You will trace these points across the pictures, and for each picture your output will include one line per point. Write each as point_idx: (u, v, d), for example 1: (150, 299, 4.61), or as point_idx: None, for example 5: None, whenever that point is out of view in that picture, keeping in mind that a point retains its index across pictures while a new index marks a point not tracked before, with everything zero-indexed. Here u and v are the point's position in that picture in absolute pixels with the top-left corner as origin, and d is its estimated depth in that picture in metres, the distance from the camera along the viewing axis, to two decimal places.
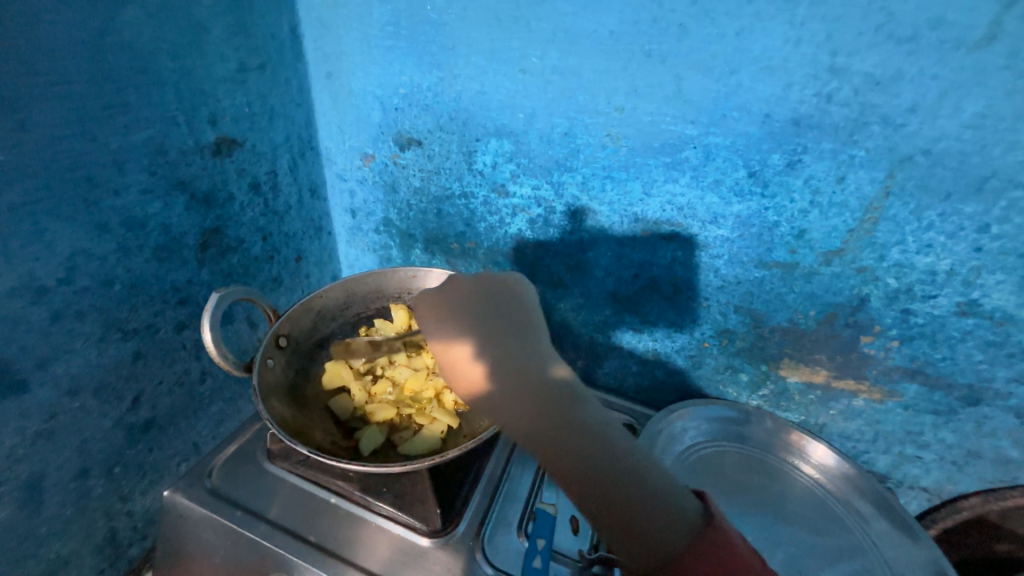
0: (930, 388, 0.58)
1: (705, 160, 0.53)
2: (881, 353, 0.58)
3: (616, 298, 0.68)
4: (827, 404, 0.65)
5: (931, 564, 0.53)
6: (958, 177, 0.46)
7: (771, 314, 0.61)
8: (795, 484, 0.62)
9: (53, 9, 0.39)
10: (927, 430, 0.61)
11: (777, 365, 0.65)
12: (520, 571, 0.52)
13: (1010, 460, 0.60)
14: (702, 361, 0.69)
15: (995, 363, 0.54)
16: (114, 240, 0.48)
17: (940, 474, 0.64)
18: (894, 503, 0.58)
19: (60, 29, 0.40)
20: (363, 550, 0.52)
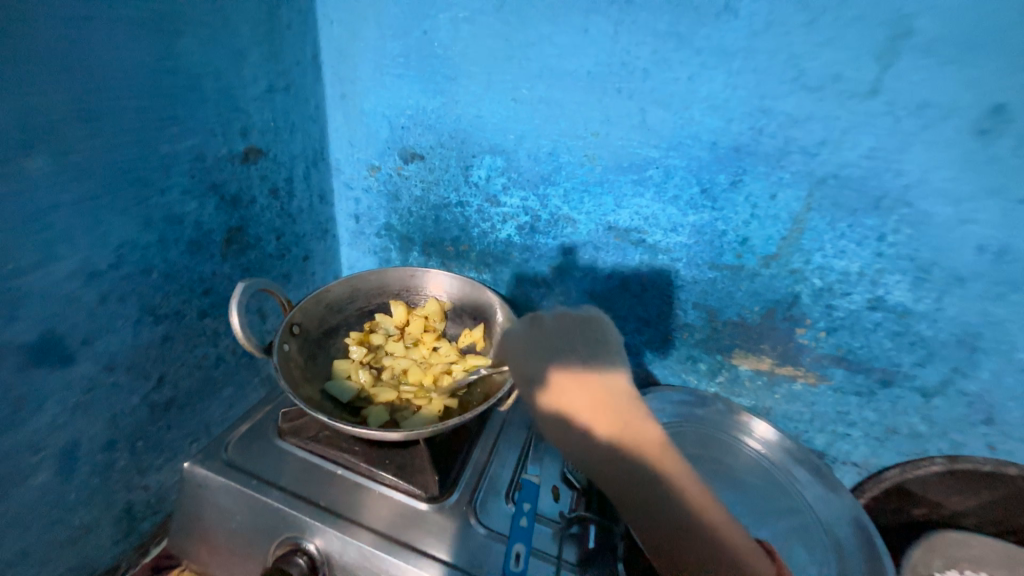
0: (853, 372, 0.69)
1: (665, 178, 0.64)
2: (812, 343, 0.69)
3: (592, 296, 0.77)
4: (772, 388, 0.75)
5: (854, 517, 0.63)
6: (861, 197, 0.57)
7: (723, 309, 0.71)
8: (744, 457, 0.71)
9: (128, 38, 0.47)
10: (853, 409, 0.72)
11: (730, 355, 0.75)
12: (507, 531, 0.59)
13: (920, 434, 0.71)
14: (667, 352, 0.78)
15: (900, 349, 0.65)
16: (156, 233, 0.55)
17: (866, 449, 0.75)
18: (825, 469, 0.68)
19: (131, 54, 0.48)
20: (368, 513, 0.59)
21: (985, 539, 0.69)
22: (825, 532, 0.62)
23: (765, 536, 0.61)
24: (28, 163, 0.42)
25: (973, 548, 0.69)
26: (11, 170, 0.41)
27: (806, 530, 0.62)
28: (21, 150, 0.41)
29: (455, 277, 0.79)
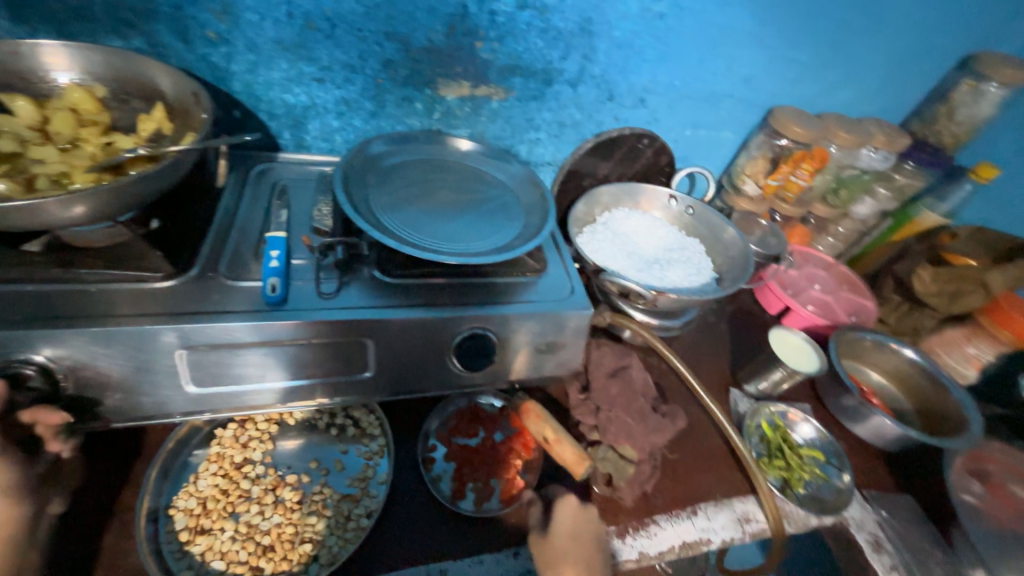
0: (526, 79, 0.85)
1: None
2: (491, 56, 0.80)
3: (284, 46, 0.73)
4: (479, 112, 0.88)
5: (532, 180, 0.86)
6: None
7: (413, 36, 0.75)
8: (464, 168, 0.84)
9: None
10: (536, 114, 0.91)
11: (436, 87, 0.82)
12: (262, 276, 0.64)
13: (580, 122, 0.95)
14: (384, 98, 0.82)
15: (549, 46, 0.81)
16: None
17: (553, 148, 0.98)
18: (510, 157, 0.88)
19: None
20: (100, 306, 0.56)
21: (615, 187, 1.03)
22: (516, 197, 0.83)
23: (476, 213, 0.78)
24: None
25: (611, 195, 1.04)
26: None
27: (509, 201, 0.82)
28: None
29: (78, 45, 0.63)
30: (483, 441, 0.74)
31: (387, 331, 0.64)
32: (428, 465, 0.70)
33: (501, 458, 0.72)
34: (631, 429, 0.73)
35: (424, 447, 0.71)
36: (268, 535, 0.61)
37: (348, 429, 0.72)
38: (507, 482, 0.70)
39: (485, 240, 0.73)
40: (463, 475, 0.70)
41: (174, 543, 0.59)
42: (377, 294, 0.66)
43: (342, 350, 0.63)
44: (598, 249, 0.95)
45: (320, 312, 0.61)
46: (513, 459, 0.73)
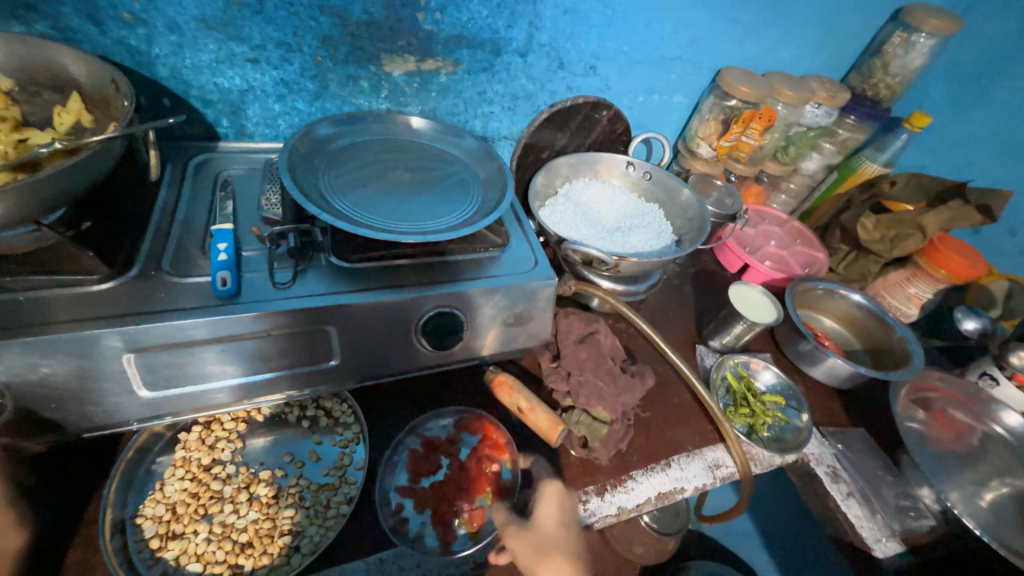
0: (474, 50, 0.83)
1: None
2: (435, 27, 0.78)
3: (210, 25, 0.68)
4: (428, 89, 0.86)
5: (486, 151, 0.84)
6: None
7: (350, 9, 0.72)
8: (414, 145, 0.82)
9: None
10: (487, 87, 0.89)
11: (381, 63, 0.79)
12: (210, 271, 0.61)
13: (532, 93, 0.94)
14: (327, 78, 0.78)
15: (494, 14, 0.79)
16: None
17: (508, 122, 0.97)
18: (460, 129, 0.86)
19: None
20: (28, 314, 0.52)
21: (572, 159, 1.02)
22: (471, 172, 0.82)
23: (433, 191, 0.76)
24: None
25: (569, 168, 1.04)
26: None
27: (463, 176, 0.80)
28: None
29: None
30: (450, 465, 0.69)
31: (354, 316, 0.62)
32: (401, 507, 0.65)
33: (475, 475, 0.69)
34: (602, 391, 0.75)
35: (391, 484, 0.65)
36: (245, 532, 0.60)
37: (320, 420, 0.71)
38: (491, 480, 0.69)
39: (443, 217, 0.72)
40: (444, 491, 0.67)
41: (144, 551, 0.57)
42: (335, 280, 0.64)
43: (304, 340, 0.62)
44: (561, 222, 0.94)
45: (276, 302, 0.59)
46: (484, 469, 0.70)
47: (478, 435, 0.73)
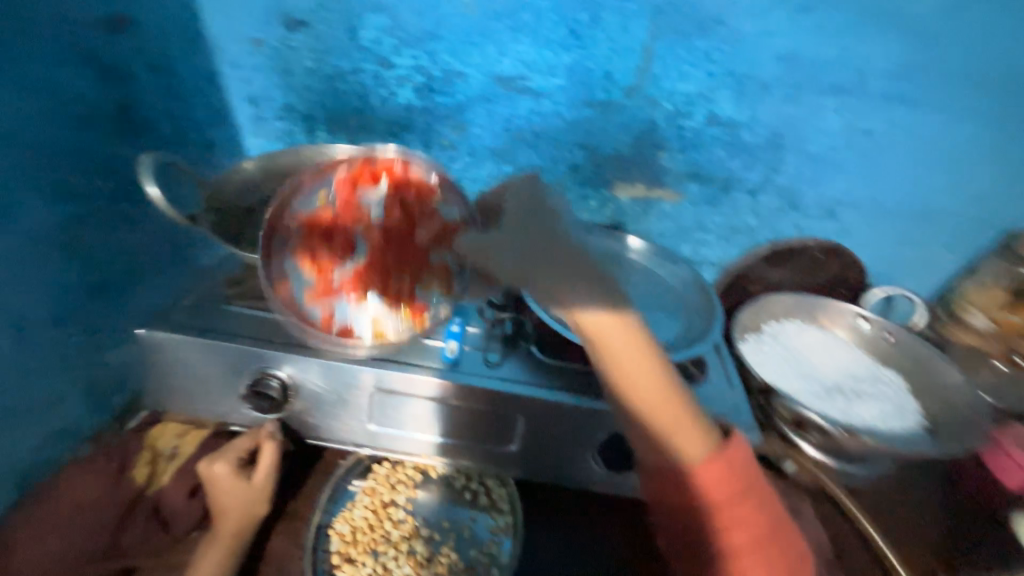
0: (703, 184, 0.87)
1: (536, 20, 0.73)
2: (672, 164, 0.85)
3: (495, 152, 0.86)
4: (649, 213, 0.92)
5: (697, 283, 0.84)
6: (688, 21, 0.70)
7: (602, 146, 0.84)
8: (624, 262, 0.87)
9: None
10: (707, 217, 0.91)
11: (613, 188, 0.89)
12: (444, 338, 0.72)
13: (752, 227, 0.92)
14: (565, 195, 0.90)
15: (732, 157, 0.83)
16: (37, 102, 0.56)
17: (719, 250, 0.95)
18: (671, 254, 0.89)
19: None
20: (325, 341, 0.69)
21: (785, 298, 0.93)
22: (675, 297, 0.82)
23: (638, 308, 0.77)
24: None
25: (779, 306, 0.94)
26: None
27: (668, 302, 0.81)
28: None
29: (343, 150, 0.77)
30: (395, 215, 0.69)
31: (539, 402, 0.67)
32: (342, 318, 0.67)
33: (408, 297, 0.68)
34: None
35: (346, 339, 0.65)
36: None
37: (480, 498, 0.72)
38: (439, 270, 0.70)
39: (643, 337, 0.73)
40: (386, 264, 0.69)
41: (327, 563, 0.65)
42: (535, 373, 0.70)
43: (496, 418, 0.69)
44: (766, 361, 0.84)
45: (486, 382, 0.68)
46: (422, 209, 0.70)
47: (380, 188, 0.70)
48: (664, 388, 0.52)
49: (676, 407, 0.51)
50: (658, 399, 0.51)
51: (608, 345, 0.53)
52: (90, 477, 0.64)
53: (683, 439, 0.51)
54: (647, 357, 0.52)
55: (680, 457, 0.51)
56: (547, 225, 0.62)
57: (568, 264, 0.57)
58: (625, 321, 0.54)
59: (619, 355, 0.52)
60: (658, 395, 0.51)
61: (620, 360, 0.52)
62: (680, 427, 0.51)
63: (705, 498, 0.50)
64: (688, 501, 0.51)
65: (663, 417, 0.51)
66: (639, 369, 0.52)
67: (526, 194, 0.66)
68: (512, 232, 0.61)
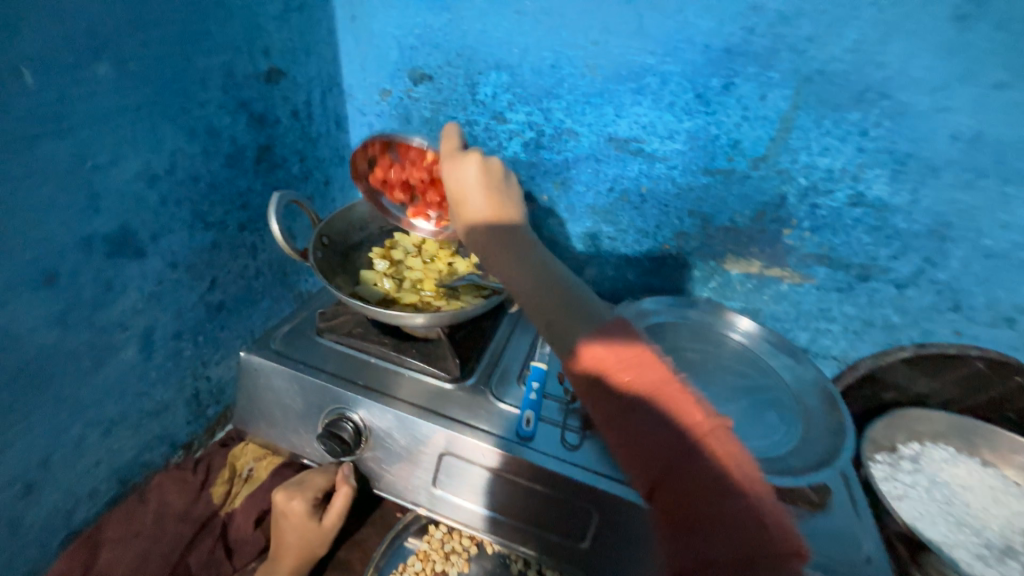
0: (834, 269, 0.75)
1: (662, 85, 0.69)
2: (798, 243, 0.74)
3: (596, 211, 0.83)
4: (761, 291, 0.82)
5: (820, 383, 0.70)
6: (844, 92, 0.62)
7: (716, 215, 0.77)
8: (729, 344, 0.76)
9: None
10: (834, 305, 0.78)
11: (722, 261, 0.81)
12: (520, 404, 0.68)
13: (894, 324, 0.77)
14: (665, 260, 0.84)
15: (878, 244, 0.70)
16: (200, 144, 0.62)
17: (845, 343, 0.81)
18: (787, 341, 0.76)
19: None
20: (401, 389, 0.69)
21: (948, 415, 0.77)
22: (796, 400, 0.68)
23: (742, 405, 0.67)
24: (95, 68, 0.49)
25: (934, 423, 0.78)
26: (82, 74, 0.48)
27: (779, 400, 0.68)
28: (88, 56, 0.48)
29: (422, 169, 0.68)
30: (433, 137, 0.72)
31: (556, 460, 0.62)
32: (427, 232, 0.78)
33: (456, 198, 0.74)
34: None
35: (399, 314, 0.65)
36: None
37: None
38: None
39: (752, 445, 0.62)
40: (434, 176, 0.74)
41: None
42: (617, 464, 0.62)
43: (568, 510, 0.61)
44: (908, 495, 0.71)
45: (563, 466, 0.61)
46: None
47: None
48: (637, 359, 0.41)
49: (663, 377, 0.41)
50: (635, 372, 0.40)
51: (580, 346, 0.43)
52: (176, 488, 0.67)
53: (673, 407, 0.39)
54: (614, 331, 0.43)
55: (673, 429, 0.38)
56: (473, 183, 0.54)
57: (525, 258, 0.50)
58: (592, 328, 0.44)
59: (589, 350, 0.42)
60: (632, 366, 0.41)
61: (596, 354, 0.42)
62: (668, 394, 0.40)
63: (723, 484, 0.35)
64: (700, 501, 0.35)
65: (646, 385, 0.40)
66: (602, 354, 0.42)
67: (472, 149, 0.59)
68: (501, 252, 0.51)
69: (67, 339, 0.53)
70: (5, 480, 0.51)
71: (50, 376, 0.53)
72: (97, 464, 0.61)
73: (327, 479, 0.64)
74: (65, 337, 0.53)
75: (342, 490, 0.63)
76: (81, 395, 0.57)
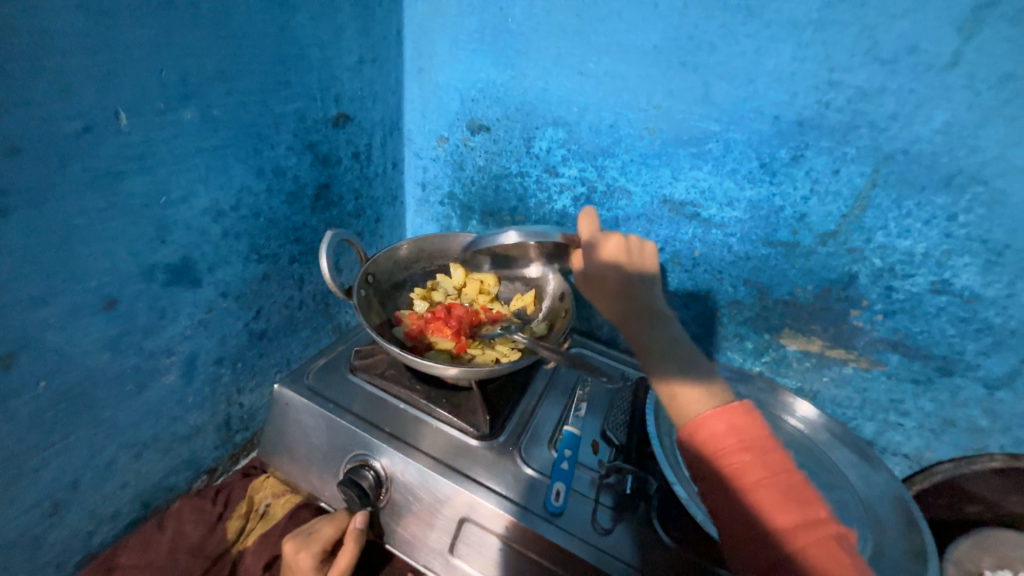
0: (911, 359, 0.67)
1: (725, 152, 0.66)
2: (868, 325, 0.68)
3: None
4: (821, 371, 0.74)
5: (894, 492, 0.61)
6: (930, 174, 0.57)
7: (774, 287, 0.72)
8: (784, 429, 0.69)
9: (254, 26, 0.57)
10: (908, 398, 0.70)
11: (778, 334, 0.75)
12: (549, 472, 0.64)
13: (981, 428, 0.67)
14: (715, 328, 0.79)
15: (965, 337, 0.62)
16: (265, 182, 0.65)
17: (919, 441, 0.72)
18: (854, 435, 0.68)
19: (252, 41, 0.58)
20: (425, 441, 0.66)
21: None
22: (865, 509, 0.60)
23: None
24: (183, 113, 0.53)
25: None
26: (170, 117, 0.52)
27: (844, 506, 0.60)
28: (179, 101, 0.52)
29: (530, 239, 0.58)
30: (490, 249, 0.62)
31: (585, 541, 0.57)
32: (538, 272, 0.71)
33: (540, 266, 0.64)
34: None
35: (431, 364, 0.63)
36: None
37: None
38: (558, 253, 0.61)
39: None
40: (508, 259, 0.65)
41: None
42: (653, 558, 0.56)
43: None
44: None
45: (590, 552, 0.56)
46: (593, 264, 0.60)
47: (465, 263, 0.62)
48: (789, 484, 0.41)
49: (825, 522, 0.39)
50: (790, 502, 0.40)
51: (731, 429, 0.43)
52: (193, 518, 0.67)
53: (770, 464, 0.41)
54: (774, 450, 0.42)
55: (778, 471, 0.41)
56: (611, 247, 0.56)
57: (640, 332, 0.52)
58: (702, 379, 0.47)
59: (749, 454, 0.41)
60: (789, 494, 0.40)
61: (732, 440, 0.42)
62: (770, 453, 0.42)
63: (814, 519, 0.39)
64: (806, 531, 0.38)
65: (762, 439, 0.42)
66: (754, 467, 0.41)
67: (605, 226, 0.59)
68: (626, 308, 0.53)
69: (115, 362, 0.55)
70: (36, 498, 0.52)
71: (95, 399, 0.54)
72: (124, 486, 0.62)
73: (335, 527, 0.61)
74: (114, 360, 0.55)
75: (349, 549, 0.59)
76: (120, 416, 0.58)
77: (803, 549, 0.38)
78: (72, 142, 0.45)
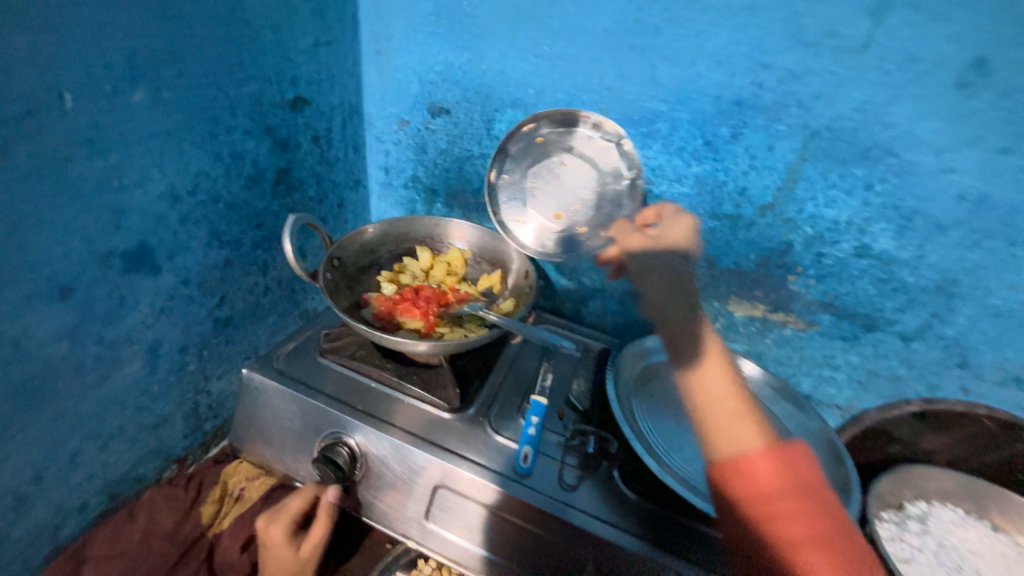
0: (839, 318, 0.74)
1: (672, 131, 0.71)
2: (803, 289, 0.74)
3: None
4: (764, 334, 0.81)
5: (825, 436, 0.68)
6: (851, 148, 0.63)
7: (721, 258, 0.77)
8: None
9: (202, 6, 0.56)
10: (838, 354, 0.77)
11: (725, 302, 0.81)
12: (518, 438, 0.68)
13: (900, 377, 0.75)
14: None
15: (884, 295, 0.70)
16: (222, 167, 0.65)
17: (849, 392, 0.80)
18: (792, 389, 0.75)
19: (202, 21, 0.57)
20: (398, 416, 0.68)
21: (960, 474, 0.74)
22: None
23: None
24: (132, 96, 0.52)
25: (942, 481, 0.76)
26: (118, 100, 0.51)
27: None
28: (127, 83, 0.51)
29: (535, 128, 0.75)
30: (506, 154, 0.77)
31: (551, 497, 0.61)
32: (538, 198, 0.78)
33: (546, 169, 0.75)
34: None
35: (400, 341, 0.65)
36: None
37: None
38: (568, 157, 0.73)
39: None
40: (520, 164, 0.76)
41: None
42: (614, 508, 0.61)
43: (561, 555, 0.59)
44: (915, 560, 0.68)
45: (557, 506, 0.60)
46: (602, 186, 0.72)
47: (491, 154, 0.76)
48: (789, 476, 0.49)
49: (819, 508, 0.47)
50: (790, 491, 0.48)
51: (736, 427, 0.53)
52: (166, 506, 0.67)
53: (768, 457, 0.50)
54: (775, 448, 0.51)
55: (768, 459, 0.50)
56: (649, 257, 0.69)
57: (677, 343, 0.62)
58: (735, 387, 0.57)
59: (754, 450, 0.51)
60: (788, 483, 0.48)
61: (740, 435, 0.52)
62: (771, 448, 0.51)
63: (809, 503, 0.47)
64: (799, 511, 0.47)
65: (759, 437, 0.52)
66: (758, 460, 0.50)
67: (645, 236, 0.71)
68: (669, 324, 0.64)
69: (74, 352, 0.54)
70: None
71: (55, 390, 0.54)
72: (91, 477, 0.61)
73: (305, 498, 0.62)
74: (73, 350, 0.54)
75: (320, 520, 0.62)
76: (83, 407, 0.57)
77: (797, 529, 0.45)
78: (15, 126, 0.44)
